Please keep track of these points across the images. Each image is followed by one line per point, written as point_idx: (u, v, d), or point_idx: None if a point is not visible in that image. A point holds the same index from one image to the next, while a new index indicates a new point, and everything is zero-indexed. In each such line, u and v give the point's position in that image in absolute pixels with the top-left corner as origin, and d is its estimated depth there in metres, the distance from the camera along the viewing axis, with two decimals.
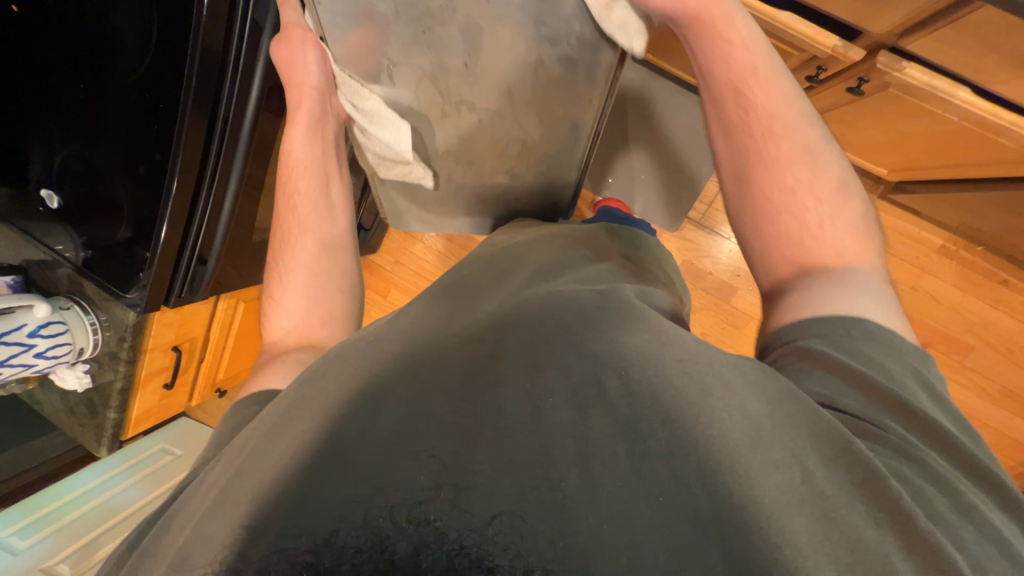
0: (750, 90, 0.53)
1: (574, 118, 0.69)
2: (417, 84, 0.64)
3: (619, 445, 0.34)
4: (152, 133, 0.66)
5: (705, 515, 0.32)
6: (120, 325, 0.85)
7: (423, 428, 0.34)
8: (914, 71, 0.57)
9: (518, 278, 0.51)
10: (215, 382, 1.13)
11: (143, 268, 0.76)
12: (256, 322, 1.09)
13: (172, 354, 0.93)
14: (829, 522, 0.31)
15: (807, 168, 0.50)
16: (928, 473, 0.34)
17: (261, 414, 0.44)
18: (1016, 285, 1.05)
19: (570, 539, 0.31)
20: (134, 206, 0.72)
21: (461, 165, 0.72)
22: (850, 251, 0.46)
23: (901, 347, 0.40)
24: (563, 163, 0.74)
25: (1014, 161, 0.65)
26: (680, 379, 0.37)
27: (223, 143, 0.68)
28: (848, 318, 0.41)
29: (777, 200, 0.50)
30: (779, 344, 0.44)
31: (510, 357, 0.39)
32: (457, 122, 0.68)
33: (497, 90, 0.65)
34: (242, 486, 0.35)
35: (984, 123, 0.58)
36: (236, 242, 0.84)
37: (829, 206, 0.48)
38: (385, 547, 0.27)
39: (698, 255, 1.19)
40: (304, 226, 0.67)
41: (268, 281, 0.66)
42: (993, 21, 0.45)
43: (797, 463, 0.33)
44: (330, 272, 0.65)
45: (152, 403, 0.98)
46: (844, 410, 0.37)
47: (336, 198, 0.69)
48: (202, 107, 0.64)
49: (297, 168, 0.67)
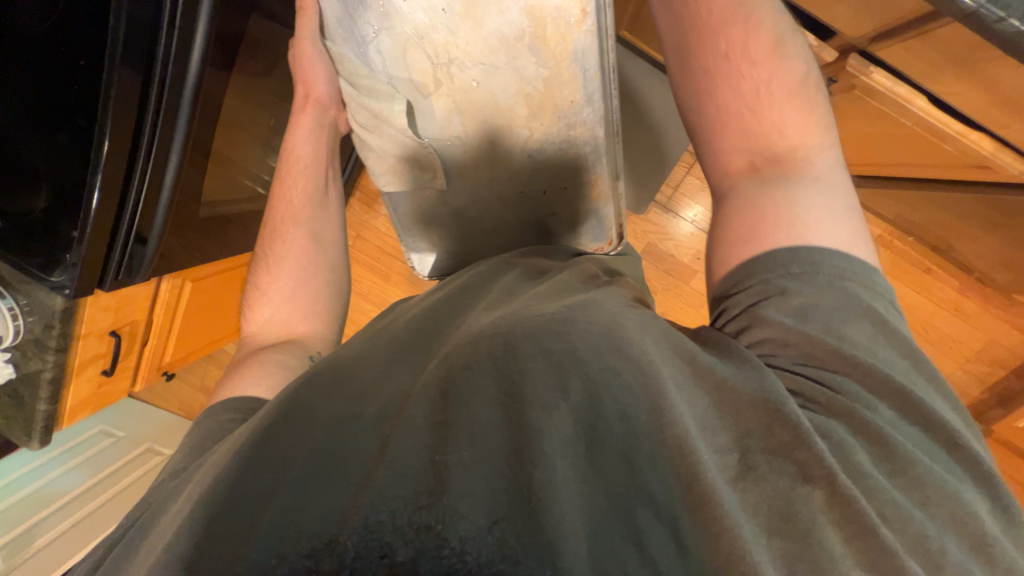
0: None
1: (579, 51, 0.55)
2: (404, 49, 0.60)
3: (581, 445, 0.33)
4: (74, 94, 0.57)
5: (663, 500, 0.32)
6: (45, 311, 0.75)
7: (401, 434, 0.33)
8: (879, 76, 0.60)
9: (483, 302, 0.47)
10: (161, 364, 1.06)
11: (70, 247, 0.67)
12: (201, 301, 1.04)
13: (110, 339, 0.86)
14: (757, 486, 0.32)
15: (741, 29, 0.49)
16: (865, 432, 0.35)
17: (236, 432, 0.41)
18: (937, 272, 1.16)
19: (540, 535, 0.30)
20: (55, 177, 0.63)
21: (470, 151, 0.67)
22: (791, 128, 0.46)
23: (836, 268, 0.40)
24: (583, 145, 0.62)
25: (953, 165, 0.70)
26: (634, 377, 0.35)
27: (160, 105, 0.61)
28: (787, 251, 0.41)
29: (722, 95, 0.49)
30: (725, 295, 0.44)
31: (479, 367, 0.36)
32: (452, 88, 0.62)
33: (487, 41, 0.57)
34: (216, 496, 0.34)
35: (933, 130, 0.62)
36: (182, 219, 0.77)
37: (763, 68, 0.47)
38: (384, 552, 0.29)
39: (661, 237, 1.22)
40: (297, 220, 0.66)
41: (252, 273, 0.66)
42: (956, 37, 0.47)
43: (739, 446, 0.34)
44: (317, 265, 0.65)
45: (88, 392, 0.90)
46: (782, 366, 0.38)
47: (333, 199, 0.71)
48: (136, 63, 0.55)
49: (296, 166, 0.68)
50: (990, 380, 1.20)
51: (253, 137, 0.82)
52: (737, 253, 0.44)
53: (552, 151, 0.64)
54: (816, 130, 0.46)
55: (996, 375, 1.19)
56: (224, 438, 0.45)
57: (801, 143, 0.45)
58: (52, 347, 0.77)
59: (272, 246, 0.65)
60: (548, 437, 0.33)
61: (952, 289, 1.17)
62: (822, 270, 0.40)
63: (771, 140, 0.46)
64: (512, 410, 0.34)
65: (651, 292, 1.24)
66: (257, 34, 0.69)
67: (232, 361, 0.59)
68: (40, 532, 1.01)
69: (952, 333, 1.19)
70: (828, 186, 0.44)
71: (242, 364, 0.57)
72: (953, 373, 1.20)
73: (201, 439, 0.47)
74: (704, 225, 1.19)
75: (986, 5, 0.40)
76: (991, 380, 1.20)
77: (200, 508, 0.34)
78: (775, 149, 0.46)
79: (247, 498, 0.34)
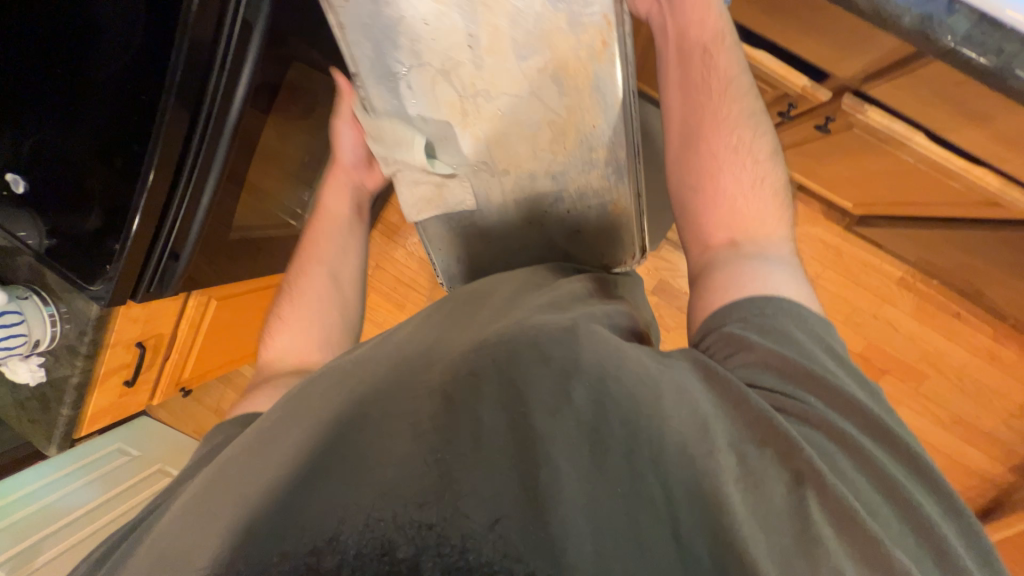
0: (713, 53, 0.51)
1: (601, 80, 0.56)
2: (432, 84, 0.63)
3: (585, 445, 0.32)
4: (131, 125, 0.64)
5: (662, 501, 0.31)
6: (82, 318, 0.80)
7: (399, 432, 0.34)
8: (874, 114, 0.61)
9: (486, 312, 0.49)
10: (179, 379, 1.11)
11: (111, 260, 0.73)
12: (224, 321, 1.08)
13: (136, 350, 0.90)
14: (758, 490, 0.32)
15: (750, 130, 0.49)
16: (841, 442, 0.34)
17: (243, 434, 0.42)
18: (966, 318, 1.11)
19: (541, 531, 0.29)
20: (106, 197, 0.69)
21: (495, 176, 0.68)
22: (771, 220, 0.46)
23: (801, 316, 0.40)
24: (604, 167, 0.61)
25: (966, 203, 0.70)
26: (638, 386, 0.34)
27: (205, 134, 0.68)
28: (761, 297, 0.41)
29: (725, 167, 0.48)
30: (705, 334, 0.43)
31: (487, 375, 0.36)
32: (480, 119, 0.64)
33: (512, 74, 0.59)
34: (219, 492, 0.36)
35: (937, 166, 0.62)
36: (214, 240, 0.83)
37: (763, 168, 0.48)
38: (386, 550, 0.27)
39: (672, 276, 1.22)
40: (321, 259, 0.70)
41: (276, 304, 0.69)
42: (941, 74, 0.49)
43: (735, 449, 0.33)
44: (331, 303, 0.67)
45: (109, 401, 0.94)
46: (765, 387, 0.37)
47: (351, 243, 0.73)
48: (187, 98, 0.63)
49: (326, 221, 0.73)
50: None
51: (286, 172, 0.90)
52: (715, 301, 0.43)
53: (574, 174, 0.64)
54: (783, 232, 0.46)
55: None
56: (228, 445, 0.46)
57: (774, 234, 0.46)
58: (83, 353, 0.82)
59: (295, 281, 0.69)
60: (541, 437, 0.32)
61: (984, 336, 1.11)
62: (782, 317, 0.40)
63: (756, 227, 0.46)
64: (503, 413, 0.33)
65: (664, 330, 1.23)
66: (298, 81, 0.77)
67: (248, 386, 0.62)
68: (48, 544, 1.02)
69: (991, 384, 1.11)
70: (788, 262, 0.44)
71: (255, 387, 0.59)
72: (995, 428, 1.11)
73: (207, 449, 0.48)
74: None
75: (960, 45, 0.42)
76: None
77: (200, 506, 0.35)
78: (756, 235, 0.45)
79: (247, 491, 0.34)
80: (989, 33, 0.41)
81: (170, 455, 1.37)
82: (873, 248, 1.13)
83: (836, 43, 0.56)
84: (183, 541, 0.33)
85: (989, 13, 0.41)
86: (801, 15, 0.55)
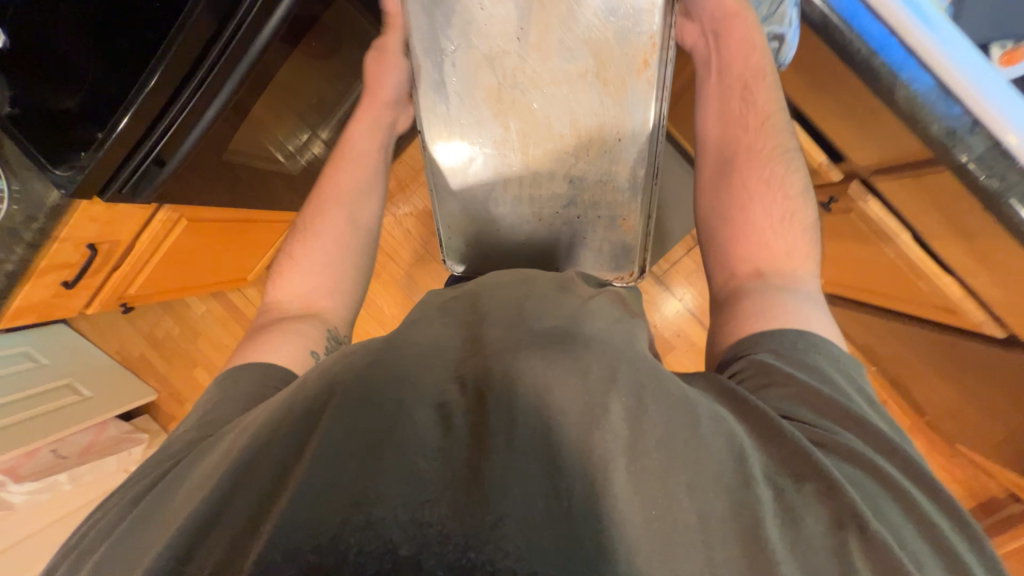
0: (753, 92, 0.55)
1: (634, 96, 0.58)
2: (475, 70, 0.60)
3: (622, 460, 0.31)
4: (152, 12, 0.59)
5: (712, 530, 0.30)
6: (36, 203, 0.71)
7: (424, 420, 0.32)
8: (874, 206, 0.67)
9: (512, 291, 0.46)
10: (122, 292, 1.05)
11: (87, 148, 0.66)
12: (190, 246, 1.01)
13: (85, 251, 0.83)
14: (794, 524, 0.31)
15: (782, 164, 0.52)
16: (885, 481, 0.34)
17: (274, 396, 0.40)
18: (892, 406, 1.22)
19: (573, 540, 0.29)
20: (101, 81, 0.62)
21: (517, 169, 0.63)
22: (797, 254, 0.49)
23: (832, 354, 0.43)
24: (622, 181, 0.61)
25: (926, 305, 0.77)
26: (678, 407, 0.34)
27: (229, 46, 0.63)
28: (792, 331, 0.43)
29: (756, 199, 0.51)
30: (737, 358, 0.45)
31: (520, 372, 0.35)
32: (514, 110, 0.61)
33: (553, 73, 0.59)
34: (225, 452, 0.35)
35: (914, 266, 0.68)
36: (207, 159, 0.79)
37: (793, 204, 0.50)
38: (389, 548, 0.27)
39: (649, 308, 1.25)
40: (339, 200, 0.63)
41: (286, 244, 0.63)
42: (944, 185, 0.54)
43: (773, 484, 0.33)
44: (349, 249, 0.62)
45: (41, 297, 0.88)
46: (802, 419, 0.38)
47: (374, 184, 0.66)
48: (225, 3, 0.59)
49: (348, 156, 0.66)
50: None
51: (292, 110, 0.85)
52: (747, 327, 0.46)
53: (593, 181, 0.62)
54: (811, 267, 0.49)
55: None
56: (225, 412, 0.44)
57: (797, 264, 0.48)
58: (26, 241, 0.73)
59: (310, 220, 0.62)
60: (594, 456, 0.31)
61: (904, 427, 1.22)
62: (815, 357, 0.42)
63: (776, 259, 0.49)
64: (510, 408, 0.33)
65: None
66: (337, 15, 0.74)
67: (249, 330, 0.57)
68: None
69: None
70: (810, 294, 0.47)
71: (260, 333, 0.55)
72: None
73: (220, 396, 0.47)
74: (691, 306, 1.23)
75: (971, 163, 0.48)
76: None
77: (212, 469, 0.34)
78: (778, 266, 0.48)
79: (250, 445, 0.34)
80: (999, 158, 0.47)
81: (81, 373, 1.29)
82: None
83: (864, 131, 0.60)
84: (188, 489, 0.34)
85: (999, 141, 0.46)
86: (842, 96, 0.59)
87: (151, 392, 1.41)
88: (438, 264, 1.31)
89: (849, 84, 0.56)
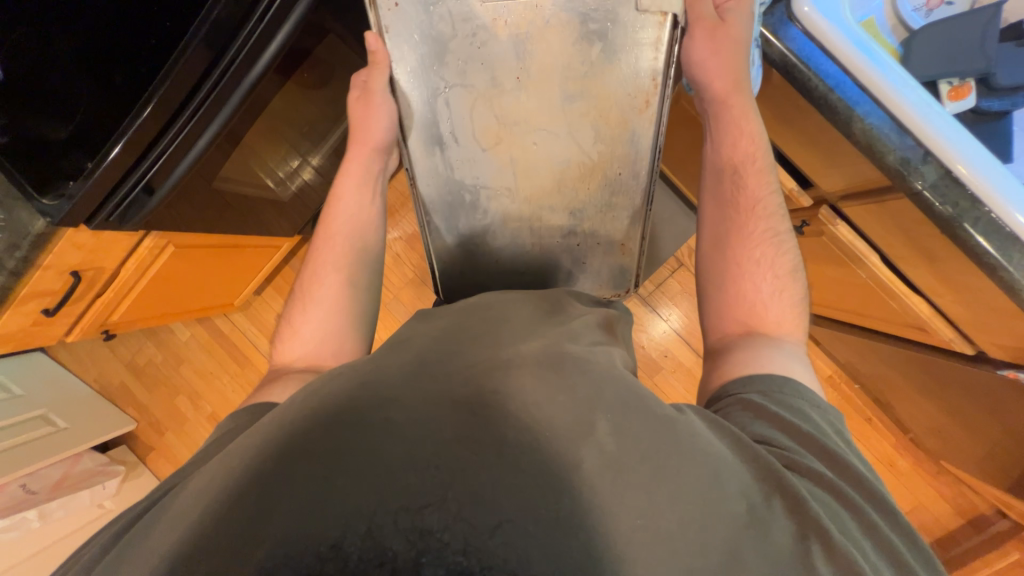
0: (745, 174, 0.54)
1: (637, 132, 0.59)
2: (471, 106, 0.60)
3: (607, 473, 0.32)
4: (143, 51, 0.61)
5: (694, 537, 0.31)
6: (20, 231, 0.70)
7: (414, 431, 0.33)
8: (843, 229, 0.70)
9: (498, 319, 0.47)
10: (104, 319, 1.03)
11: (75, 178, 0.67)
12: (176, 272, 1.00)
13: (68, 278, 0.82)
14: (764, 532, 0.32)
15: (772, 247, 0.52)
16: (847, 503, 0.36)
17: (261, 419, 0.40)
18: (876, 424, 1.23)
19: (562, 550, 0.29)
20: (93, 114, 0.63)
21: (517, 203, 0.64)
22: (788, 325, 0.49)
23: (815, 401, 0.43)
24: (620, 211, 0.64)
25: (899, 323, 0.79)
26: (656, 423, 0.35)
27: (222, 78, 0.65)
28: (778, 377, 0.44)
29: (747, 276, 0.52)
30: (723, 397, 0.45)
31: (502, 389, 0.36)
32: (512, 148, 0.61)
33: (554, 111, 0.59)
34: (206, 481, 0.34)
35: (885, 286, 0.72)
36: (196, 185, 0.79)
37: (783, 282, 0.51)
38: (385, 560, 0.26)
39: (635, 329, 1.27)
40: (334, 261, 0.62)
41: (287, 308, 0.62)
42: (904, 211, 0.57)
43: (745, 497, 0.33)
44: (350, 308, 0.60)
45: (20, 325, 0.87)
46: (779, 445, 0.39)
47: (369, 238, 0.64)
48: (215, 41, 0.61)
49: (339, 216, 0.64)
50: None
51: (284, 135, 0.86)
52: (735, 368, 0.47)
53: (593, 212, 0.64)
54: (799, 335, 0.50)
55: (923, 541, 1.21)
56: (214, 443, 0.43)
57: (788, 333, 0.49)
58: (7, 269, 0.73)
59: (308, 283, 0.61)
60: (574, 470, 0.32)
61: (889, 444, 1.23)
62: (791, 401, 0.42)
63: (769, 329, 0.49)
64: (492, 429, 0.33)
65: None
66: (327, 51, 0.77)
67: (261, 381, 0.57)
68: None
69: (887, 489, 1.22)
70: (794, 344, 0.49)
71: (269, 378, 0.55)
72: None
73: (218, 431, 0.46)
74: (677, 327, 1.25)
75: (926, 189, 0.51)
76: None
77: (194, 495, 0.34)
78: (765, 327, 0.49)
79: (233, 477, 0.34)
80: (950, 185, 0.51)
81: (57, 404, 1.25)
82: (813, 344, 1.25)
83: (830, 161, 0.63)
84: (169, 518, 0.33)
85: (950, 170, 0.51)
86: (806, 130, 0.62)
87: (130, 421, 1.37)
88: (426, 287, 1.32)
89: (812, 118, 0.59)
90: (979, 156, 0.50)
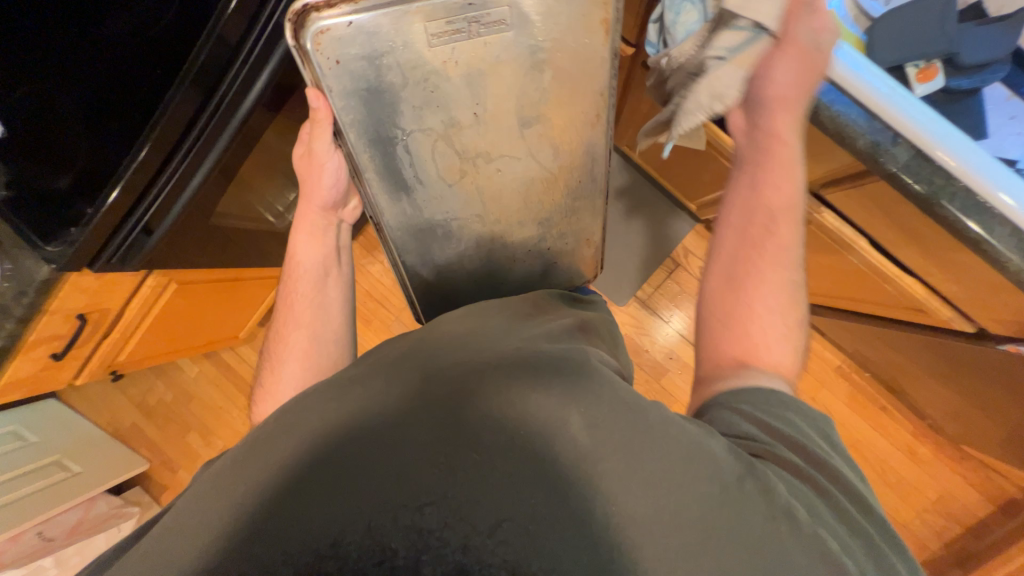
0: (779, 217, 0.50)
1: (591, 142, 0.60)
2: (431, 149, 0.57)
3: (578, 464, 0.34)
4: (134, 99, 0.63)
5: (666, 517, 0.33)
6: (26, 279, 0.73)
7: (412, 439, 0.35)
8: (828, 216, 0.71)
9: (486, 329, 0.47)
10: (111, 360, 1.05)
11: (78, 223, 0.70)
12: (179, 308, 1.02)
13: (74, 321, 0.84)
14: (736, 507, 0.33)
15: (786, 297, 0.48)
16: (817, 489, 0.37)
17: (253, 436, 0.40)
18: (892, 412, 1.21)
19: (535, 541, 0.31)
20: (90, 162, 0.66)
21: (483, 226, 0.64)
22: (789, 374, 0.46)
23: (800, 411, 0.43)
24: (583, 212, 0.67)
25: (896, 306, 0.79)
26: (621, 411, 0.36)
27: (211, 118, 0.68)
28: (765, 391, 0.43)
29: (758, 321, 0.48)
30: (716, 407, 0.44)
31: (482, 391, 0.38)
32: (478, 180, 0.60)
33: (512, 140, 0.58)
34: (204, 506, 0.35)
35: (876, 268, 0.71)
36: (194, 224, 0.82)
37: (790, 336, 0.47)
38: (384, 559, 0.30)
39: (638, 331, 1.26)
40: (299, 321, 0.62)
41: (260, 369, 0.63)
42: (882, 194, 0.58)
43: (717, 479, 0.34)
44: (320, 364, 0.61)
45: (29, 371, 0.89)
46: (755, 439, 0.40)
47: (331, 296, 0.64)
48: (202, 85, 0.64)
49: (298, 276, 0.64)
50: (944, 534, 1.18)
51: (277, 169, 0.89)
52: (729, 380, 0.45)
53: (558, 219, 0.66)
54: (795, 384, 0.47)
55: (953, 532, 1.17)
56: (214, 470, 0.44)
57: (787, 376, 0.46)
58: (15, 317, 0.75)
59: (276, 346, 0.62)
60: (556, 460, 0.35)
61: (907, 432, 1.20)
62: (785, 416, 0.42)
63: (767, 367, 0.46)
64: (471, 432, 0.35)
65: None
66: None
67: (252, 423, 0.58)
68: None
69: (910, 479, 1.19)
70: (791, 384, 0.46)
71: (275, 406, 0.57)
72: (911, 521, 1.18)
73: None
74: (681, 327, 1.24)
75: (899, 171, 0.52)
76: (948, 536, 1.17)
77: (194, 523, 0.34)
78: (762, 363, 0.46)
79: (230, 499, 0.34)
80: (921, 166, 0.52)
81: (70, 448, 1.25)
82: (820, 336, 1.24)
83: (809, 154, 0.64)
84: (170, 546, 0.34)
85: (924, 152, 0.52)
86: None
87: (142, 460, 1.38)
88: None
89: None
90: (960, 145, 0.51)
